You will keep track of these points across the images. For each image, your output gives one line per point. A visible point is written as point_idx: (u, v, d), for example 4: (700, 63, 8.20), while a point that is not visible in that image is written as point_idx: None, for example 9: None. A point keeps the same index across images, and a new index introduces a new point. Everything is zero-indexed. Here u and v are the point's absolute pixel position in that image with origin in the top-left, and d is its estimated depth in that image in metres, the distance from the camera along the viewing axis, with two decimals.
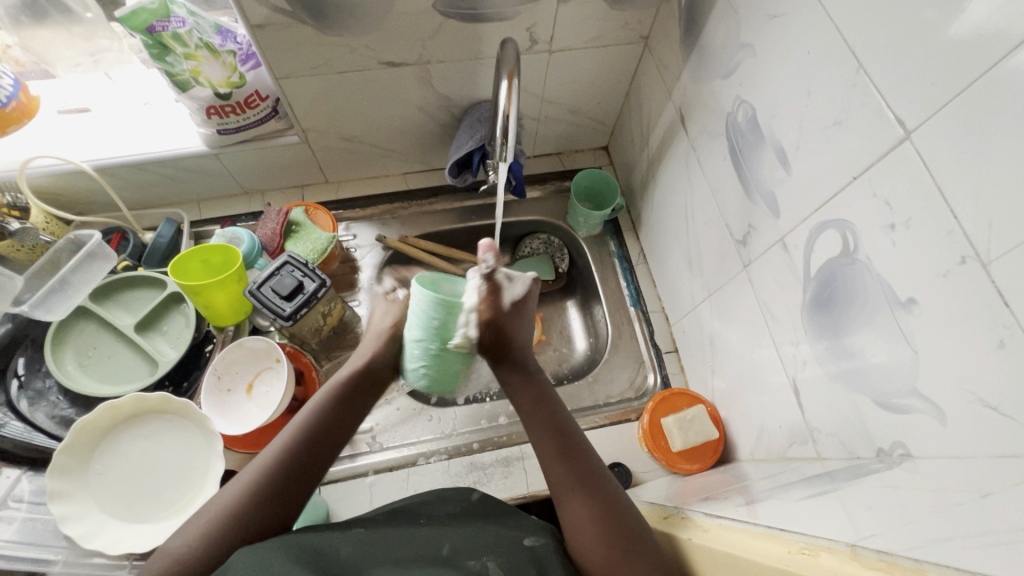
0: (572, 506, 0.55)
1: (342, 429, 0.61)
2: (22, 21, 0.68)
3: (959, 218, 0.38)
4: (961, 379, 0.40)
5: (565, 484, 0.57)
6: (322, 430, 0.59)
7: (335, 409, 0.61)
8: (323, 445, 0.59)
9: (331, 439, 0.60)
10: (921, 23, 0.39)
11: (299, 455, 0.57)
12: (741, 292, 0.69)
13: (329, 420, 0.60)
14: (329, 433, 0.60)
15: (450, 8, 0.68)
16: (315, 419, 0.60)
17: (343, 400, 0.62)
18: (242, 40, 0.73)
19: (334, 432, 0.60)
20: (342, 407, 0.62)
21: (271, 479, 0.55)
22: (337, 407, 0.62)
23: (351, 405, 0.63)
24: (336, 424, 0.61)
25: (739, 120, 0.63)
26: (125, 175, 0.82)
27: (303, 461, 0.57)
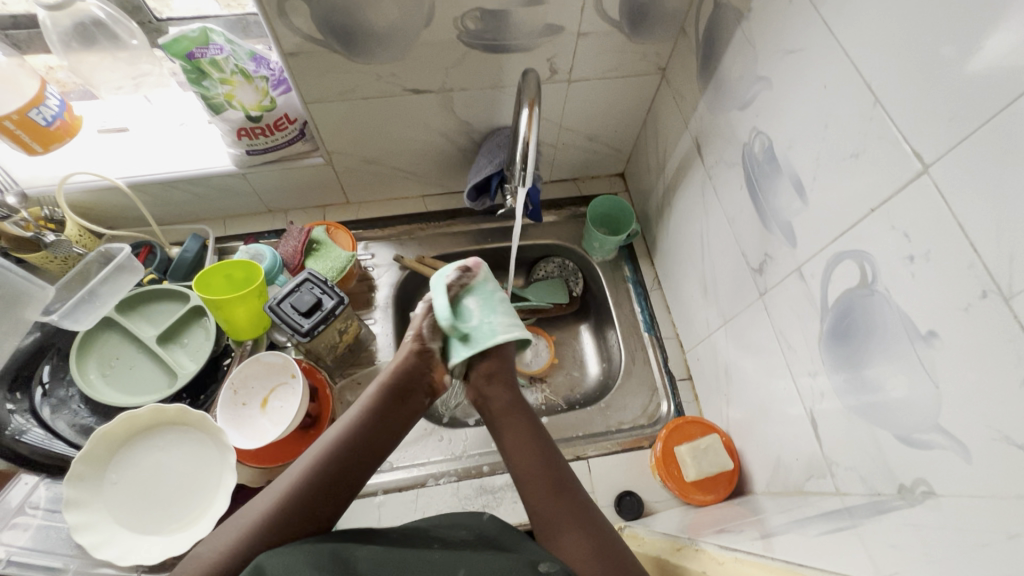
0: (566, 541, 0.57)
1: (375, 450, 0.63)
2: (72, 46, 0.71)
3: (981, 252, 0.38)
4: (985, 415, 0.39)
5: (556, 521, 0.59)
6: (359, 449, 0.62)
7: (369, 429, 0.63)
8: (350, 467, 0.60)
9: (359, 459, 0.61)
10: (938, 59, 0.40)
11: (315, 485, 0.58)
12: (758, 320, 0.68)
13: (356, 442, 0.62)
14: (356, 454, 0.61)
15: (474, 39, 0.71)
16: (341, 447, 0.61)
17: (378, 421, 0.64)
18: (274, 67, 0.76)
19: (369, 451, 0.62)
20: (370, 429, 0.63)
21: (284, 514, 0.55)
22: (364, 427, 0.63)
23: (379, 424, 0.64)
24: (367, 443, 0.62)
25: (755, 150, 0.64)
26: (157, 191, 0.85)
27: (325, 485, 0.58)
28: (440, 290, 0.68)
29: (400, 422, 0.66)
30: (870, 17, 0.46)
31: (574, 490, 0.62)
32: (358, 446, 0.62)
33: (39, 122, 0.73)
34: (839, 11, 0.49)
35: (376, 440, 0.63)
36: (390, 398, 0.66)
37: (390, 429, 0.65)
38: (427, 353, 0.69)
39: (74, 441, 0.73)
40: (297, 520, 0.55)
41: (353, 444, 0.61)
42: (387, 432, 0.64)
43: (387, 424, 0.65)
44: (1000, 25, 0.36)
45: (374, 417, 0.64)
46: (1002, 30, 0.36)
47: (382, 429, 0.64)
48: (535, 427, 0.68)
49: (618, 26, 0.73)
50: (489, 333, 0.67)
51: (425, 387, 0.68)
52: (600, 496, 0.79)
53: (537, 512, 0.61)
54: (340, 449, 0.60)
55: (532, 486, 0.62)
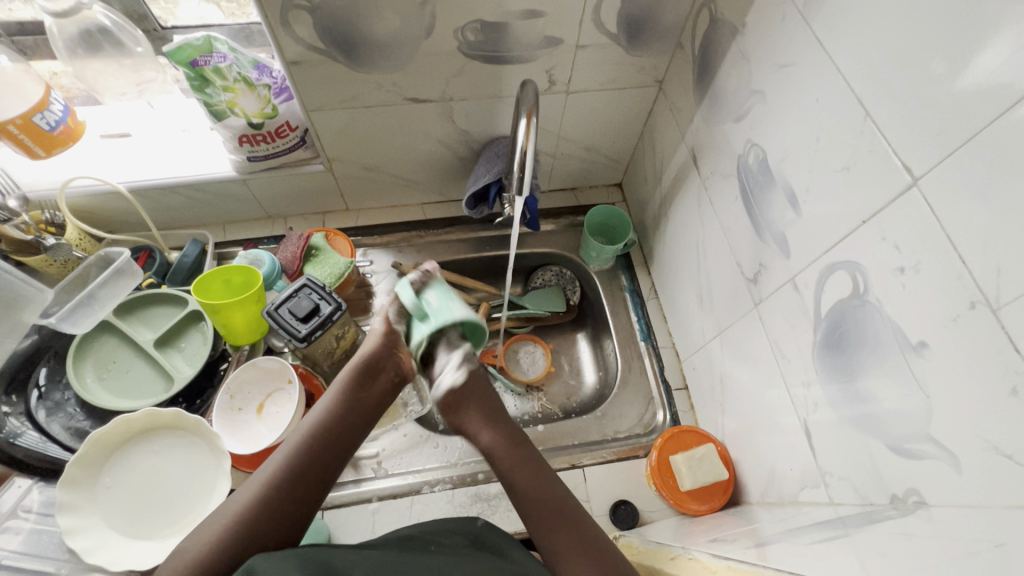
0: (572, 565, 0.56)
1: (348, 436, 0.64)
2: (78, 54, 0.72)
3: (969, 264, 0.39)
4: (975, 425, 0.39)
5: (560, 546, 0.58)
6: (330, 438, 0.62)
7: (340, 418, 0.64)
8: (323, 454, 0.61)
9: (332, 446, 0.62)
10: (928, 74, 0.41)
11: (289, 475, 0.58)
12: (753, 330, 0.69)
13: (328, 428, 0.63)
14: (328, 440, 0.62)
15: (474, 50, 0.72)
16: (309, 437, 0.61)
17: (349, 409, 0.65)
18: (277, 75, 0.77)
19: (342, 438, 0.63)
20: (341, 416, 0.64)
21: (263, 508, 0.56)
22: (336, 415, 0.64)
23: (351, 411, 0.65)
24: (339, 429, 0.63)
25: (750, 162, 0.65)
26: (158, 197, 0.86)
27: (301, 475, 0.59)
28: (404, 283, 0.69)
29: (371, 406, 0.67)
30: (861, 33, 0.47)
31: (581, 516, 0.60)
32: (330, 432, 0.63)
33: (42, 127, 0.74)
34: (831, 26, 0.50)
35: (347, 426, 0.64)
36: (359, 384, 0.66)
37: (361, 414, 0.65)
38: (393, 336, 0.69)
39: (67, 445, 0.73)
40: (274, 511, 0.56)
41: (325, 432, 0.62)
42: (358, 416, 0.65)
43: (357, 410, 0.65)
44: (990, 42, 0.36)
45: (344, 405, 0.65)
46: (990, 47, 0.36)
47: (352, 416, 0.65)
48: (541, 462, 0.66)
49: (616, 39, 0.75)
50: (446, 312, 0.67)
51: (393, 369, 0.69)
52: (595, 505, 0.79)
53: (544, 539, 0.60)
54: (312, 438, 0.61)
55: (541, 515, 0.61)
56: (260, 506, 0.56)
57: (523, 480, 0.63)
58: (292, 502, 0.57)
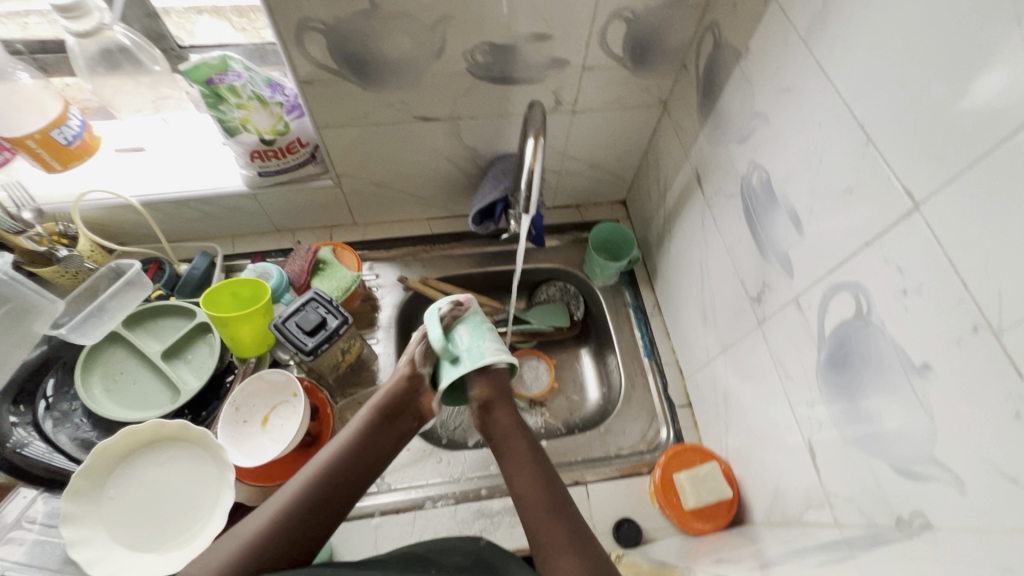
0: (560, 564, 0.57)
1: (364, 473, 0.63)
2: (98, 71, 0.74)
3: (971, 288, 0.39)
4: (980, 449, 0.40)
5: (550, 545, 0.59)
6: (346, 473, 0.61)
7: (358, 453, 0.63)
8: (340, 490, 0.60)
9: (349, 482, 0.61)
10: (930, 99, 0.42)
11: (303, 510, 0.57)
12: (756, 348, 0.69)
13: (348, 465, 0.62)
14: (346, 477, 0.61)
15: (483, 71, 0.74)
16: (328, 471, 0.60)
17: (367, 444, 0.64)
18: (290, 93, 0.79)
19: (358, 475, 0.62)
20: (360, 452, 0.63)
21: (269, 539, 0.55)
22: (353, 450, 0.63)
23: (370, 446, 0.64)
24: (357, 466, 0.62)
25: (753, 183, 0.66)
26: (170, 210, 0.87)
27: (312, 509, 0.58)
28: (434, 318, 0.68)
29: (390, 445, 0.66)
30: (862, 60, 0.48)
31: (568, 513, 0.62)
32: (350, 467, 0.62)
33: (60, 142, 0.75)
34: (833, 53, 0.51)
35: (365, 463, 0.63)
36: (380, 421, 0.66)
37: (378, 452, 0.65)
38: (418, 379, 0.69)
39: (73, 456, 0.73)
40: (282, 544, 0.55)
41: (343, 467, 0.61)
42: (378, 453, 0.65)
43: (377, 448, 0.65)
44: (991, 68, 0.37)
45: (364, 441, 0.64)
46: (990, 75, 0.37)
47: (371, 453, 0.64)
48: (539, 452, 0.67)
49: (621, 61, 0.76)
50: (478, 355, 0.66)
51: (413, 411, 0.68)
52: (598, 522, 0.79)
53: (533, 532, 0.61)
54: (331, 472, 0.60)
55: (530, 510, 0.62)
56: (269, 539, 0.55)
57: (517, 474, 0.65)
58: (301, 536, 0.56)
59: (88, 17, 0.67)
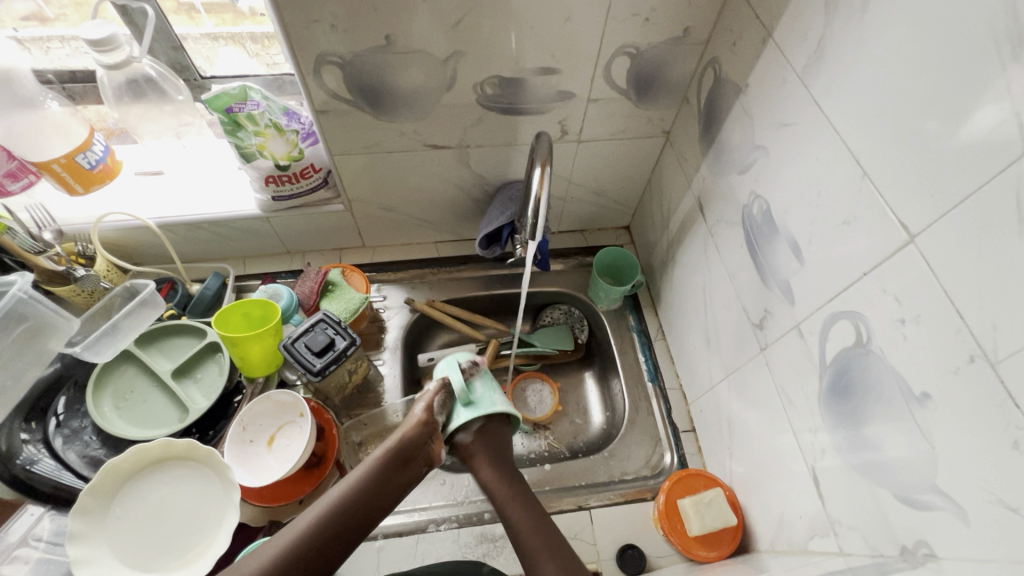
0: None
1: (373, 510, 0.63)
2: (123, 100, 0.77)
3: (967, 319, 0.41)
4: (980, 478, 0.40)
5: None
6: (354, 510, 0.62)
7: (367, 490, 0.63)
8: (346, 527, 0.61)
9: (354, 521, 0.62)
10: (924, 134, 0.43)
11: (307, 551, 0.58)
12: (759, 374, 0.70)
13: (356, 503, 0.62)
14: (352, 517, 0.62)
15: (492, 103, 0.77)
16: (335, 511, 0.61)
17: (378, 482, 0.64)
18: (305, 121, 0.82)
19: (365, 513, 0.63)
20: (369, 492, 0.63)
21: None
22: (363, 488, 0.63)
23: (379, 486, 0.64)
24: (365, 505, 0.63)
25: (754, 213, 0.68)
26: (185, 232, 0.90)
27: (317, 546, 0.59)
28: (455, 366, 0.70)
29: (401, 485, 0.65)
30: (857, 97, 0.50)
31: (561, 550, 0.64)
32: (357, 507, 0.62)
33: (84, 166, 0.78)
34: (829, 90, 0.53)
35: (374, 501, 0.63)
36: (391, 463, 0.65)
37: (388, 490, 0.64)
38: (432, 426, 0.67)
39: (81, 472, 0.74)
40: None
41: (350, 507, 0.62)
42: (386, 492, 0.64)
43: (386, 488, 0.64)
44: (983, 105, 0.39)
45: (374, 480, 0.64)
46: (982, 112, 0.39)
47: (380, 491, 0.64)
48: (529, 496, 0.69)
49: (625, 94, 0.79)
50: (491, 405, 0.69)
51: (424, 456, 0.67)
52: (602, 548, 0.78)
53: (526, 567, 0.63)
54: (337, 513, 0.61)
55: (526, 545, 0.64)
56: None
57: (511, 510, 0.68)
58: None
59: (118, 50, 0.70)
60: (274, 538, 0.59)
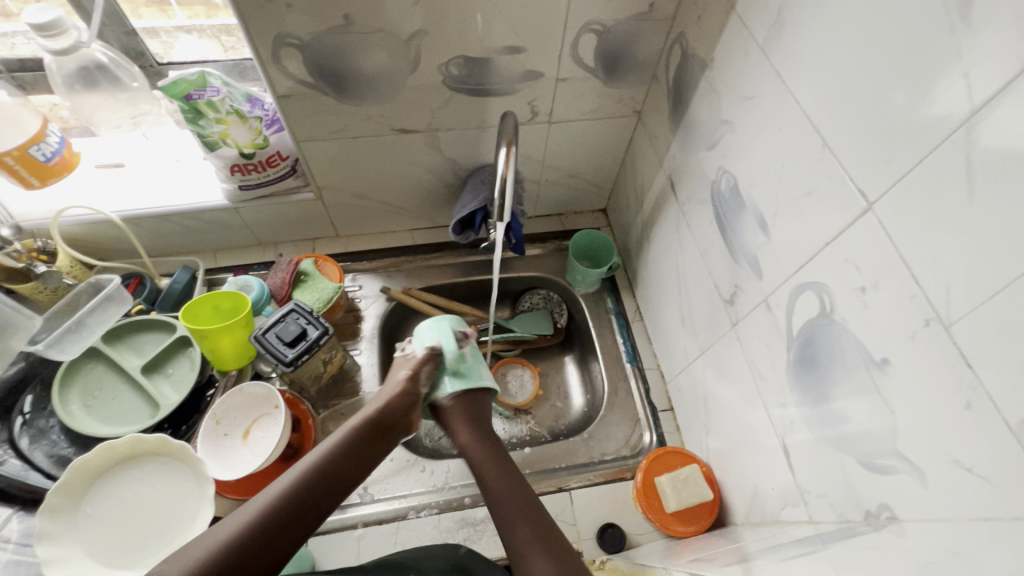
0: (534, 563, 0.56)
1: (348, 479, 0.61)
2: (75, 89, 0.75)
3: (922, 284, 0.41)
4: (937, 440, 0.41)
5: (529, 546, 0.58)
6: (330, 477, 0.59)
7: (344, 457, 0.61)
8: (322, 493, 0.58)
9: (326, 487, 0.59)
10: (881, 101, 0.43)
11: (282, 513, 0.55)
12: (731, 350, 0.70)
13: (333, 468, 0.60)
14: (325, 484, 0.59)
15: (458, 83, 0.76)
16: (312, 475, 0.58)
17: (354, 451, 0.62)
18: (269, 107, 0.80)
19: (340, 481, 0.60)
20: (342, 461, 0.61)
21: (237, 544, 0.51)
22: (340, 455, 0.61)
23: (354, 453, 0.62)
24: (338, 471, 0.60)
25: (722, 188, 0.67)
26: (151, 225, 0.88)
27: (292, 510, 0.55)
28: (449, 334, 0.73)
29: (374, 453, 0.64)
30: (815, 67, 0.50)
31: (542, 515, 0.62)
32: (332, 474, 0.60)
33: (38, 159, 0.76)
34: (789, 61, 0.53)
35: (350, 470, 0.61)
36: (368, 432, 0.64)
37: (364, 460, 0.62)
38: (411, 397, 0.68)
39: (50, 473, 0.73)
40: (250, 551, 0.52)
41: (321, 476, 0.59)
42: (358, 461, 0.62)
43: (362, 456, 0.63)
44: (935, 71, 0.39)
45: (351, 447, 0.62)
46: (934, 77, 0.39)
47: (355, 460, 0.62)
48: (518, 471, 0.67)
49: (594, 72, 0.78)
50: (478, 376, 0.73)
51: (400, 425, 0.67)
52: (582, 528, 0.79)
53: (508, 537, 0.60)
54: (309, 478, 0.58)
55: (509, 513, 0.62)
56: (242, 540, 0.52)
57: (492, 479, 0.66)
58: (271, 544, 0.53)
59: (65, 35, 0.68)
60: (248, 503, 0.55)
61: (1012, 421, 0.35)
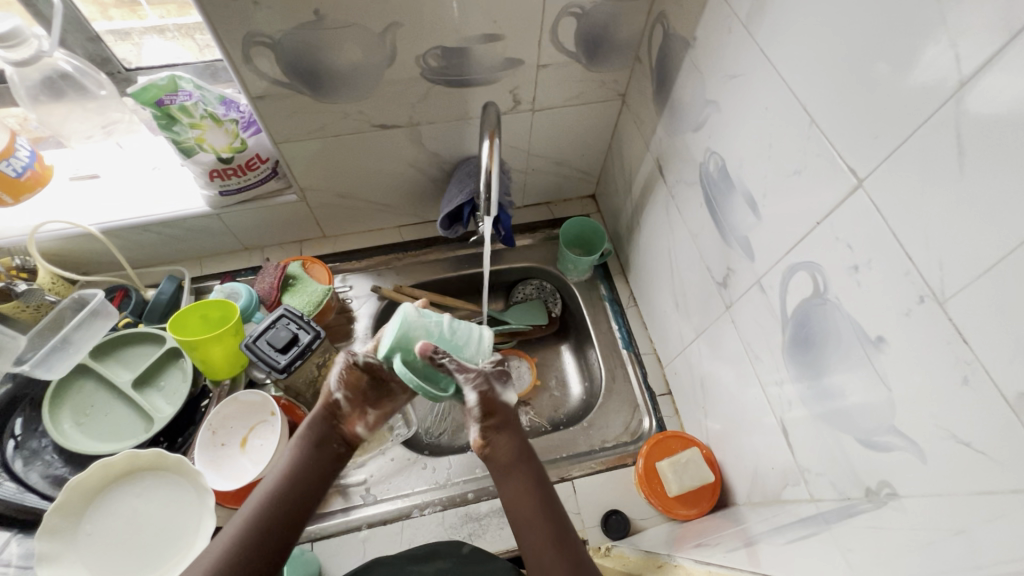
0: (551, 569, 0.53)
1: (308, 502, 0.56)
2: (41, 100, 0.73)
3: (915, 260, 0.40)
4: (935, 415, 0.41)
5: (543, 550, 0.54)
6: (286, 502, 0.54)
7: (299, 480, 0.56)
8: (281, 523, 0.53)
9: (285, 516, 0.54)
10: (873, 76, 0.42)
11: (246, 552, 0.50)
12: (726, 332, 0.70)
13: (286, 497, 0.55)
14: (279, 518, 0.53)
15: (437, 75, 0.74)
16: (265, 506, 0.53)
17: (306, 471, 0.57)
18: (244, 109, 0.78)
19: (300, 505, 0.55)
20: (297, 486, 0.56)
21: None
22: (289, 483, 0.55)
23: (305, 476, 0.56)
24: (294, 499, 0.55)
25: (711, 169, 0.66)
26: (132, 236, 0.86)
27: (253, 547, 0.51)
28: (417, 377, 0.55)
29: (326, 473, 0.58)
30: (799, 44, 0.49)
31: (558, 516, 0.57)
32: (274, 518, 0.53)
33: (9, 174, 0.75)
34: (773, 36, 0.52)
35: (304, 494, 0.56)
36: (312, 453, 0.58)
37: (321, 475, 0.58)
38: (336, 409, 0.60)
39: (47, 493, 0.71)
40: None
41: (276, 508, 0.54)
42: (313, 484, 0.57)
43: (315, 477, 0.57)
44: (922, 42, 0.38)
45: (301, 470, 0.57)
46: (923, 47, 0.38)
47: (309, 484, 0.56)
48: (531, 455, 0.60)
49: (576, 57, 0.77)
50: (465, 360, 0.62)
51: (341, 438, 0.60)
52: (586, 517, 0.79)
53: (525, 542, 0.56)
54: (257, 515, 0.53)
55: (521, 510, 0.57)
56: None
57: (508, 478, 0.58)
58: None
59: (25, 44, 0.66)
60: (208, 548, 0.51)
61: (1010, 396, 0.35)
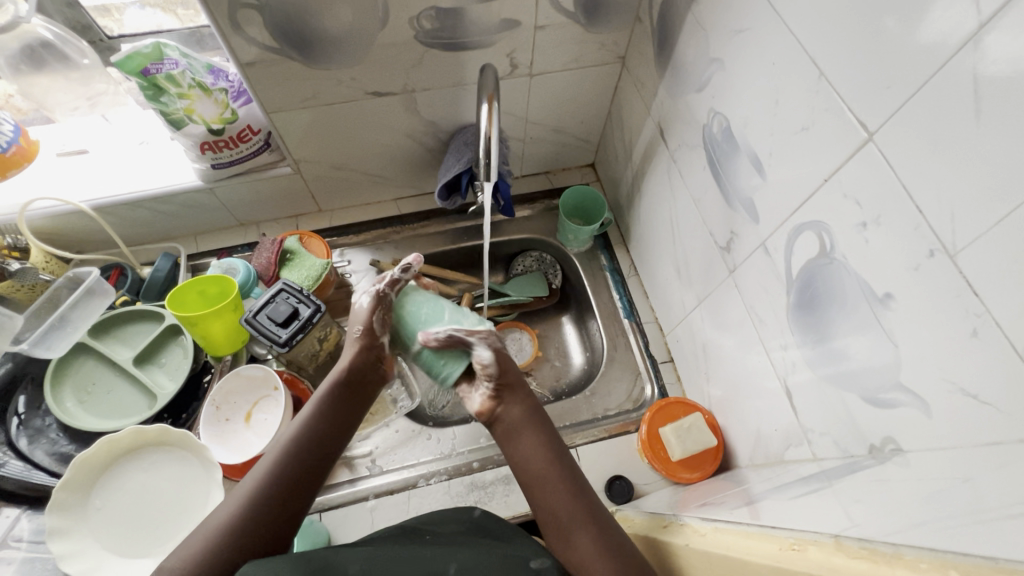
0: (577, 539, 0.54)
1: (336, 440, 0.60)
2: (21, 70, 0.70)
3: (926, 214, 0.40)
4: (942, 368, 0.41)
5: (568, 517, 0.55)
6: (317, 440, 0.58)
7: (326, 420, 0.60)
8: (312, 459, 0.57)
9: (316, 452, 0.57)
10: (883, 24, 0.41)
11: (263, 501, 0.52)
12: (729, 297, 0.70)
13: (315, 435, 0.58)
14: (309, 455, 0.57)
15: (431, 38, 0.72)
16: (298, 444, 0.57)
17: (332, 412, 0.61)
18: (233, 78, 0.76)
19: (328, 443, 0.59)
20: (326, 425, 0.60)
21: (238, 529, 0.50)
22: (318, 423, 0.59)
23: (333, 417, 0.60)
24: (321, 437, 0.58)
25: (714, 131, 0.65)
26: (124, 213, 0.84)
27: (285, 481, 0.54)
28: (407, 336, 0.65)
29: (352, 414, 0.62)
30: None
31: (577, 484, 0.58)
32: (304, 453, 0.57)
33: None
34: None
35: (332, 434, 0.59)
36: (342, 394, 0.62)
37: (346, 417, 0.61)
38: (376, 349, 0.65)
39: (53, 470, 0.72)
40: (254, 533, 0.51)
41: (307, 446, 0.57)
42: (338, 425, 0.60)
43: (342, 417, 0.61)
44: None
45: (329, 411, 0.60)
46: None
47: (338, 424, 0.60)
48: (544, 425, 0.63)
49: (574, 17, 0.74)
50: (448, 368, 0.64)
51: (375, 379, 0.65)
52: (591, 482, 0.80)
53: (545, 510, 0.57)
54: (289, 453, 0.56)
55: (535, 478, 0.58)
56: (220, 545, 0.49)
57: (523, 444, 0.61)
58: (269, 534, 0.52)
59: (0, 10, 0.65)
60: (229, 496, 0.53)
61: (1020, 346, 0.34)
